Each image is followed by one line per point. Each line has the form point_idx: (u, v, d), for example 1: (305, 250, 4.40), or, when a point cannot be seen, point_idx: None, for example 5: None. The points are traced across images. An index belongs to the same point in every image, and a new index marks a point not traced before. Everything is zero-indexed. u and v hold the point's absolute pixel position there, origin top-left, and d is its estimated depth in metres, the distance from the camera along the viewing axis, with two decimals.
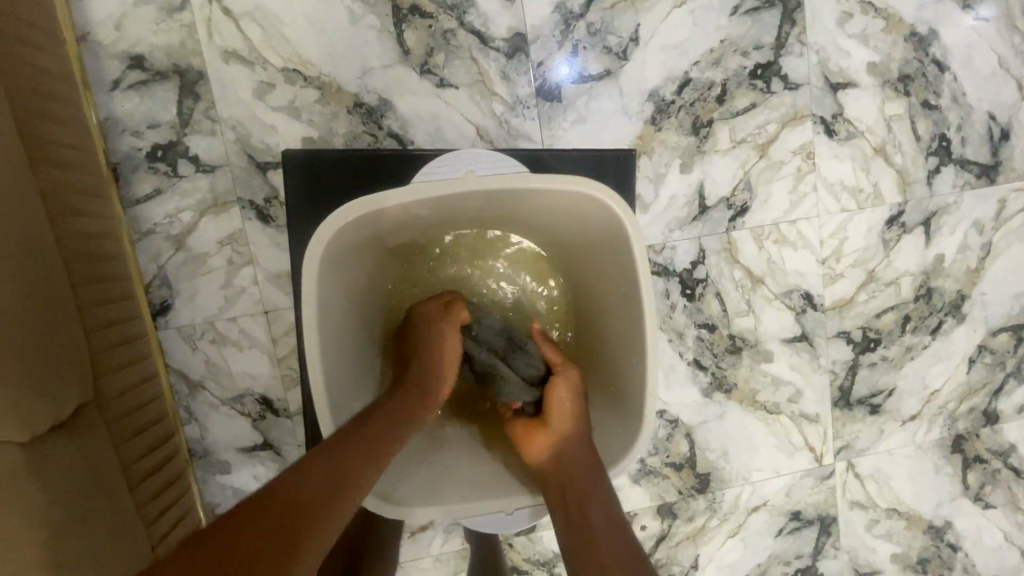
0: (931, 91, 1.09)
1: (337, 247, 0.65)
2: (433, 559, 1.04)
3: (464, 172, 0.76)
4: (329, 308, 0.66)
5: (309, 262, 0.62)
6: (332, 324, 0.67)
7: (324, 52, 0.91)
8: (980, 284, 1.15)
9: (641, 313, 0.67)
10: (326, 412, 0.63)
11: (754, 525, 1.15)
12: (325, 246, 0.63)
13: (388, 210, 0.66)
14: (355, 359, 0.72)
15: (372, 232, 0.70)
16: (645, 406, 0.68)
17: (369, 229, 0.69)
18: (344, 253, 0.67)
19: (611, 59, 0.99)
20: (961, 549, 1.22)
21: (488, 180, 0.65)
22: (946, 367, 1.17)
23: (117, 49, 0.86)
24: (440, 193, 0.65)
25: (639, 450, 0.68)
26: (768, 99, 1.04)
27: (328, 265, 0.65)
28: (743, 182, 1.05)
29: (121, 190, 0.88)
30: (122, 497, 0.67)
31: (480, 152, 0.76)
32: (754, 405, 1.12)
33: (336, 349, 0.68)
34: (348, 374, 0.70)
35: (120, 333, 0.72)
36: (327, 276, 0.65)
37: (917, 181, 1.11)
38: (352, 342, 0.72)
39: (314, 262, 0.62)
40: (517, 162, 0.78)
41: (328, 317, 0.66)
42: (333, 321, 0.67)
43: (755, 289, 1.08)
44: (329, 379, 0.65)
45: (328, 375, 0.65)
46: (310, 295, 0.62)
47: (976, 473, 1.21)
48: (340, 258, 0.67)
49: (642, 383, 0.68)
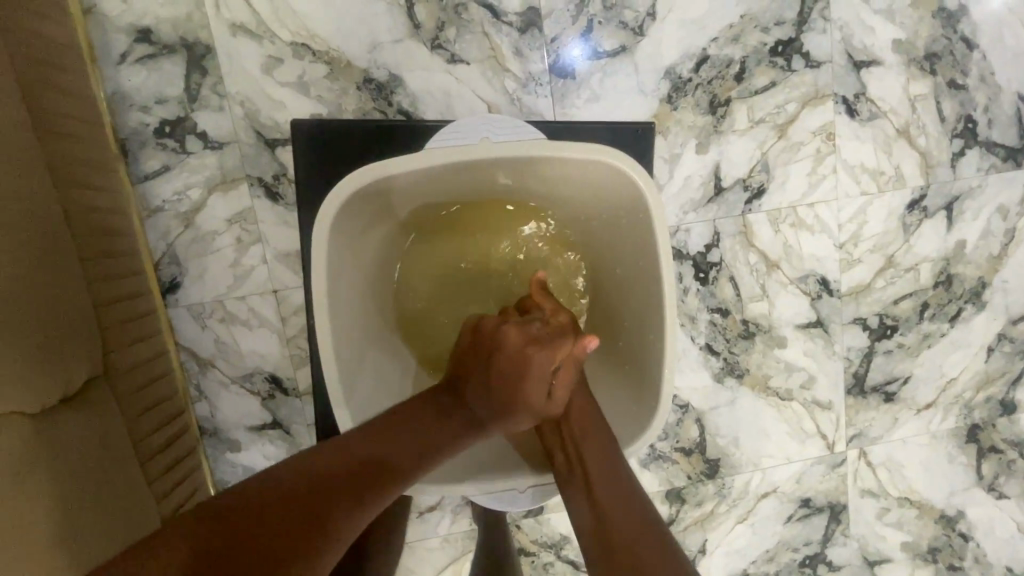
0: (957, 70, 1.05)
1: (350, 212, 0.64)
2: (441, 539, 1.04)
3: (480, 139, 0.74)
4: (340, 274, 0.66)
5: (320, 228, 0.61)
6: (341, 292, 0.66)
7: (333, 26, 0.90)
8: (1001, 271, 1.13)
9: (660, 289, 0.66)
10: (335, 381, 0.63)
11: (762, 511, 1.14)
12: (338, 208, 0.62)
13: (402, 175, 0.64)
14: (365, 331, 0.71)
15: (385, 200, 0.68)
16: (661, 392, 0.67)
17: (382, 197, 0.67)
18: (357, 221, 0.66)
19: (626, 35, 0.96)
20: (972, 539, 1.21)
21: (503, 147, 0.64)
22: (963, 356, 1.14)
23: (124, 22, 0.84)
24: (456, 159, 0.64)
25: (653, 432, 0.67)
26: (789, 78, 1.01)
27: (341, 230, 0.64)
28: (760, 164, 1.02)
29: (129, 165, 0.87)
30: (133, 472, 0.67)
31: (496, 118, 0.74)
32: (766, 391, 1.10)
33: (345, 318, 0.67)
34: (356, 345, 0.69)
35: (128, 308, 0.72)
36: (339, 240, 0.64)
37: (941, 164, 1.08)
38: (361, 312, 0.71)
39: (325, 227, 0.61)
40: (533, 132, 0.76)
41: (338, 285, 0.65)
42: (344, 288, 0.66)
43: (770, 274, 1.06)
44: (338, 348, 0.64)
45: (338, 343, 0.64)
46: (321, 259, 0.61)
47: (991, 464, 1.19)
48: (351, 224, 0.66)
49: (659, 365, 0.67)
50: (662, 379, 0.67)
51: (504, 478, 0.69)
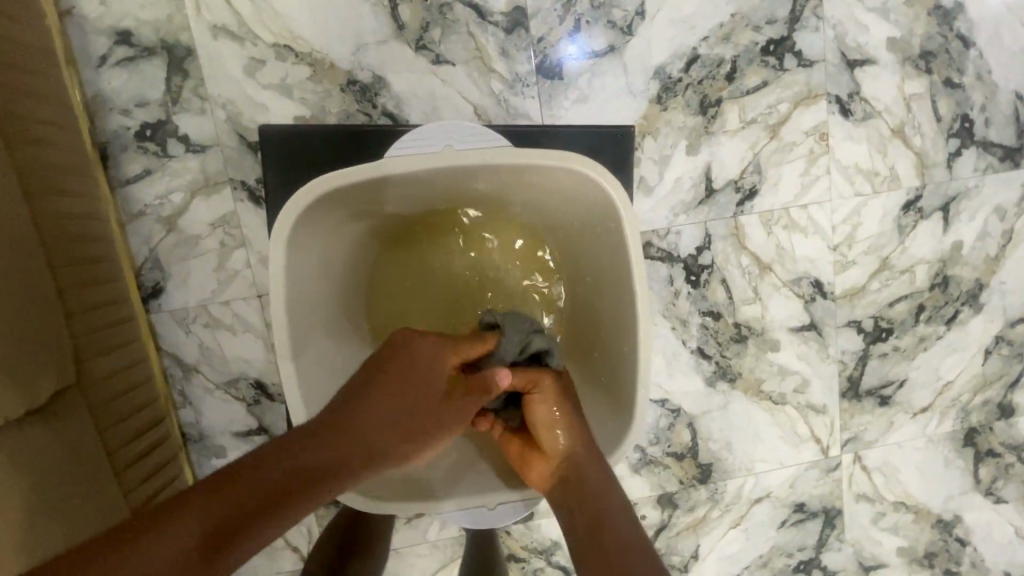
0: (954, 68, 1.04)
1: (311, 219, 0.63)
2: (429, 545, 1.03)
3: (446, 147, 0.71)
4: (301, 286, 0.64)
5: (278, 237, 0.60)
6: (303, 302, 0.64)
7: (317, 27, 0.88)
8: (999, 273, 1.11)
9: (633, 295, 0.65)
10: (297, 392, 0.62)
11: (756, 516, 1.13)
12: (298, 215, 0.60)
13: (362, 186, 0.63)
14: (333, 341, 0.70)
15: (347, 210, 0.67)
16: (636, 398, 0.66)
17: (345, 208, 0.66)
18: (320, 230, 0.65)
19: (615, 34, 0.95)
20: (970, 544, 1.19)
21: (466, 155, 0.62)
22: (959, 358, 1.13)
23: (104, 24, 0.83)
24: (420, 169, 0.62)
25: (631, 440, 0.66)
26: (781, 78, 0.99)
27: (301, 242, 0.63)
28: (752, 164, 1.01)
29: (109, 170, 0.86)
30: (105, 482, 0.66)
31: (462, 125, 0.72)
32: (759, 395, 1.09)
33: (309, 329, 0.65)
34: (321, 357, 0.67)
35: (104, 315, 0.71)
36: (299, 253, 0.63)
37: (936, 164, 1.06)
38: (329, 322, 0.69)
39: (284, 235, 0.60)
40: (502, 138, 0.74)
41: (301, 296, 0.64)
42: (308, 300, 0.65)
43: (763, 277, 1.05)
44: (300, 360, 0.63)
45: (299, 353, 0.63)
46: (279, 269, 0.60)
47: (988, 468, 1.18)
48: (313, 231, 0.64)
49: (632, 373, 0.66)
50: (638, 387, 0.66)
51: (505, 492, 0.71)
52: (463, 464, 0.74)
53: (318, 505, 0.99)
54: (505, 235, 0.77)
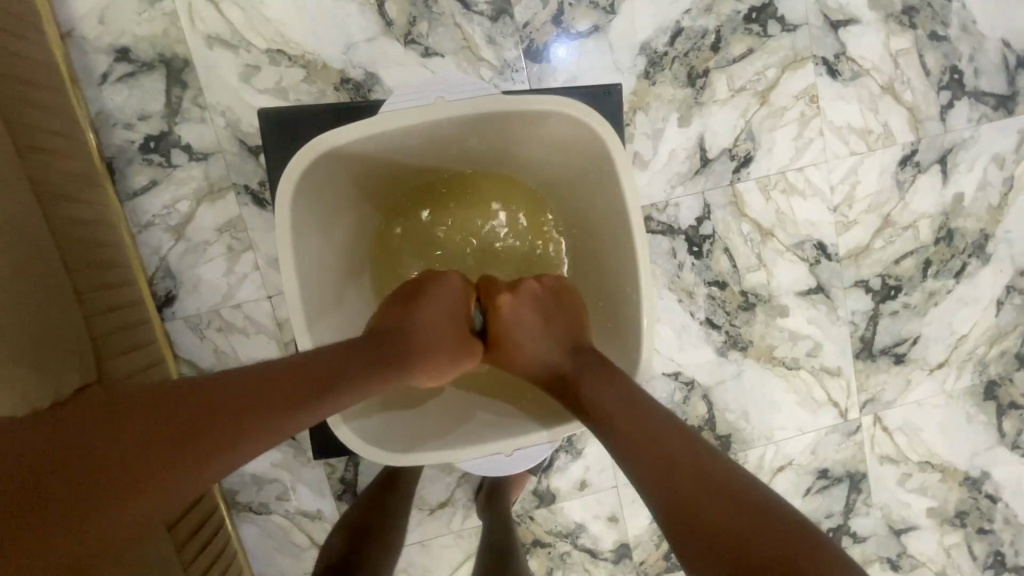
0: (938, 21, 1.04)
1: (315, 174, 0.64)
2: (454, 535, 1.03)
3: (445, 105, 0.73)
4: (308, 244, 0.66)
5: (283, 191, 0.61)
6: (310, 259, 0.66)
7: (307, 30, 0.91)
8: (1003, 221, 1.10)
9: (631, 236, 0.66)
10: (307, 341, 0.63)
11: (780, 485, 1.12)
12: (304, 169, 0.62)
13: (363, 143, 0.65)
14: (337, 298, 0.72)
15: (350, 168, 0.69)
16: (643, 337, 0.66)
17: (348, 168, 0.68)
18: (322, 186, 0.66)
19: (598, 14, 0.96)
20: (1000, 500, 1.18)
21: (463, 107, 0.63)
22: (972, 311, 1.12)
23: (103, 42, 0.86)
24: (415, 123, 0.63)
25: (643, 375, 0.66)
26: (765, 44, 1.00)
27: (305, 198, 0.64)
28: (745, 132, 1.02)
29: (117, 183, 0.88)
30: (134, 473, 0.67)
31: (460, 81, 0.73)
32: (772, 362, 1.08)
33: (317, 284, 0.68)
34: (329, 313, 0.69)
35: (121, 318, 0.73)
36: (304, 209, 0.65)
37: (929, 118, 1.06)
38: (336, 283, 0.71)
39: (289, 191, 0.61)
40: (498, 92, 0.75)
41: (307, 252, 0.66)
42: (313, 256, 0.67)
43: (765, 243, 1.05)
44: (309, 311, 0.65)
45: (307, 303, 0.65)
46: (286, 223, 0.62)
47: (1012, 420, 1.17)
48: (317, 188, 0.66)
49: (636, 310, 0.67)
50: (644, 321, 0.66)
51: (529, 436, 0.69)
52: (482, 417, 0.75)
53: (341, 502, 1.00)
54: (502, 194, 0.81)
